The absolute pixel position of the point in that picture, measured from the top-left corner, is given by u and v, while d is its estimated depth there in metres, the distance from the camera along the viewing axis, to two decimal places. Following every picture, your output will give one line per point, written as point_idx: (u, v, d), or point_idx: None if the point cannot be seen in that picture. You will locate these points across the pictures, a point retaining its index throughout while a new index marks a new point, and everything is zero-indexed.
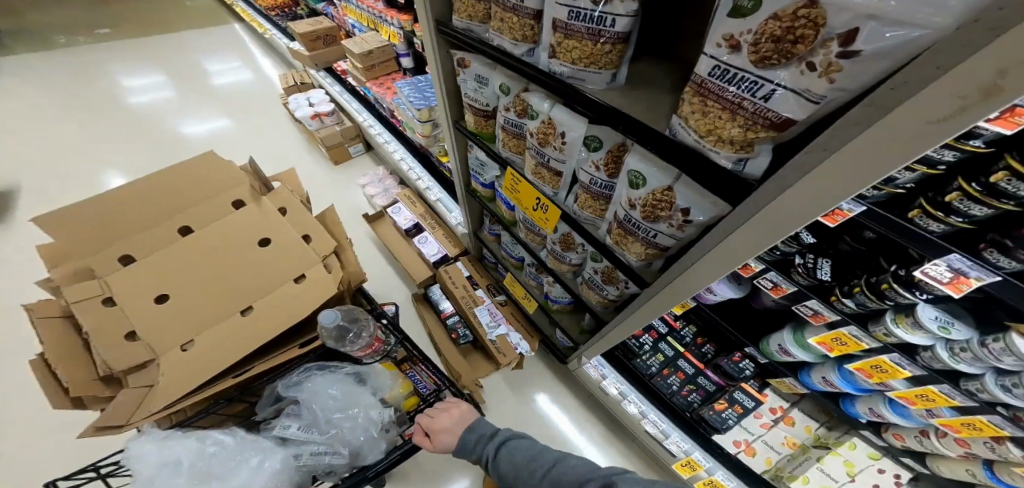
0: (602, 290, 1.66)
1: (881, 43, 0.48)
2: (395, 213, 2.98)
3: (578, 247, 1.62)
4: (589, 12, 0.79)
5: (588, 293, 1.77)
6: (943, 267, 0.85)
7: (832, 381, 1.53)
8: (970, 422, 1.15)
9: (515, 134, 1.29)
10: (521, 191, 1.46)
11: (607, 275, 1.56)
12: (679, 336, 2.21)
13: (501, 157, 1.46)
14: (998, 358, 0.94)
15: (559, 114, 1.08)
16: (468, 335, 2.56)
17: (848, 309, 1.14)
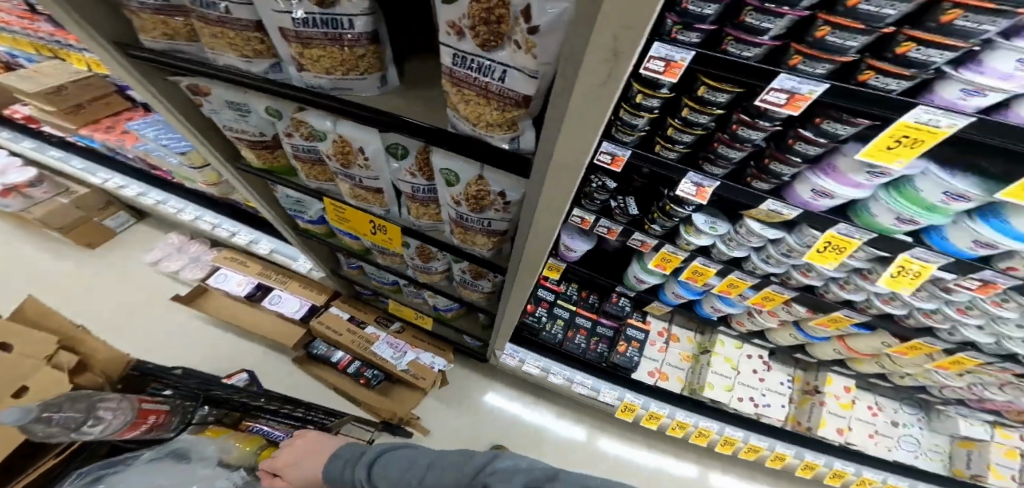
0: (476, 285, 1.67)
1: (549, 18, 0.60)
2: (218, 283, 2.50)
3: (439, 254, 1.58)
4: (317, 17, 0.74)
5: (468, 293, 1.78)
6: (691, 184, 1.13)
7: (681, 295, 1.87)
8: (769, 296, 1.67)
9: (314, 157, 1.21)
10: (350, 216, 1.40)
11: (474, 273, 1.56)
12: (569, 297, 2.38)
13: (314, 189, 1.40)
14: (748, 239, 1.36)
15: (346, 130, 1.01)
16: (378, 374, 2.43)
17: (656, 232, 1.54)
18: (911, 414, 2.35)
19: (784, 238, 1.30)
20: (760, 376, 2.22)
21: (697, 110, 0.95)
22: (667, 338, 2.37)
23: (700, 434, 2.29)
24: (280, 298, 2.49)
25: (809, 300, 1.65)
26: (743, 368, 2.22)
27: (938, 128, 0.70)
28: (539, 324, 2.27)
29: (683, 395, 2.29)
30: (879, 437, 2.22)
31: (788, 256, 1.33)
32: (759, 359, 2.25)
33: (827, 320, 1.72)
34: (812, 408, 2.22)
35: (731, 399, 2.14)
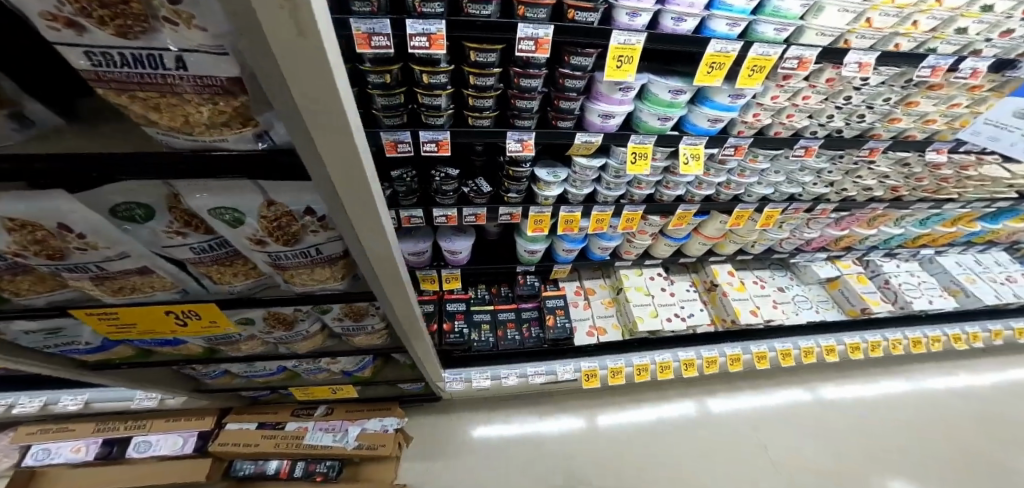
0: (363, 327, 1.44)
1: None
2: (40, 463, 1.82)
3: (310, 312, 1.30)
4: None
5: (360, 340, 1.52)
6: (516, 142, 1.47)
7: (570, 248, 2.00)
8: (628, 217, 1.84)
9: (14, 268, 0.86)
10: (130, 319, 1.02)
11: (353, 314, 1.34)
12: (479, 299, 2.23)
13: (45, 307, 0.98)
14: (585, 174, 1.64)
15: (16, 209, 0.71)
16: (334, 464, 2.04)
17: (517, 199, 1.73)
18: (781, 276, 2.73)
19: (608, 165, 1.63)
20: (669, 294, 2.32)
21: (480, 74, 1.28)
22: (585, 295, 2.36)
23: (663, 367, 2.37)
24: (150, 443, 1.89)
25: (656, 208, 1.86)
26: (656, 292, 2.30)
27: (632, 42, 1.19)
28: (464, 338, 2.06)
29: (625, 339, 2.30)
30: (777, 303, 2.50)
31: (617, 178, 1.65)
32: (661, 279, 2.35)
33: (678, 221, 1.92)
34: (717, 301, 2.43)
35: (661, 324, 2.19)
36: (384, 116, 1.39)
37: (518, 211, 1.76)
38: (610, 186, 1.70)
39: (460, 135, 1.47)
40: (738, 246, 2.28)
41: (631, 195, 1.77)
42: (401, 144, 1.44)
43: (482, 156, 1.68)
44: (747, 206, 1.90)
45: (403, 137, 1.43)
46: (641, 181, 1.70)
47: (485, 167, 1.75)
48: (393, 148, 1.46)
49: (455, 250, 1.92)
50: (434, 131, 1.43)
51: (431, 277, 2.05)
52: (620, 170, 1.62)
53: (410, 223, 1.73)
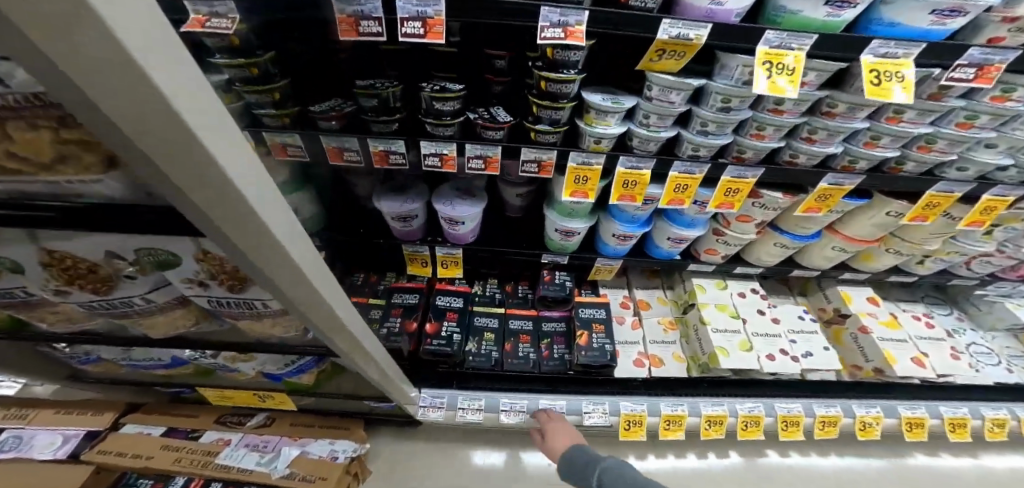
0: (255, 302, 0.82)
1: None
2: None
3: (146, 273, 0.75)
4: None
5: (252, 328, 0.92)
6: (553, 24, 0.79)
7: (625, 234, 1.22)
8: (731, 187, 1.06)
9: None
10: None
11: (225, 278, 0.75)
12: (486, 298, 1.48)
13: None
14: (670, 102, 0.95)
15: None
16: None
17: (553, 138, 1.03)
18: (941, 312, 1.62)
19: (713, 91, 0.92)
20: (777, 318, 1.33)
21: None
22: (635, 309, 1.47)
23: (748, 424, 1.33)
24: (20, 441, 1.37)
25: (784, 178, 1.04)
26: (749, 313, 1.33)
27: None
28: (451, 349, 1.30)
29: (695, 381, 1.34)
30: (957, 352, 1.42)
31: (728, 114, 0.94)
32: (759, 297, 1.38)
33: (812, 205, 1.08)
34: (845, 340, 1.45)
35: (761, 361, 1.23)
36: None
37: (553, 158, 1.05)
38: (714, 127, 0.97)
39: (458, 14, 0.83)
40: (899, 263, 1.36)
41: (740, 150, 1.02)
42: (365, 23, 0.85)
43: (504, 68, 1.05)
44: (952, 187, 1.06)
45: (367, 10, 0.84)
46: (766, 125, 0.94)
47: (510, 91, 1.10)
48: (351, 31, 0.86)
49: (456, 219, 1.24)
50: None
51: (421, 258, 1.38)
52: (732, 98, 0.91)
53: (386, 166, 1.09)
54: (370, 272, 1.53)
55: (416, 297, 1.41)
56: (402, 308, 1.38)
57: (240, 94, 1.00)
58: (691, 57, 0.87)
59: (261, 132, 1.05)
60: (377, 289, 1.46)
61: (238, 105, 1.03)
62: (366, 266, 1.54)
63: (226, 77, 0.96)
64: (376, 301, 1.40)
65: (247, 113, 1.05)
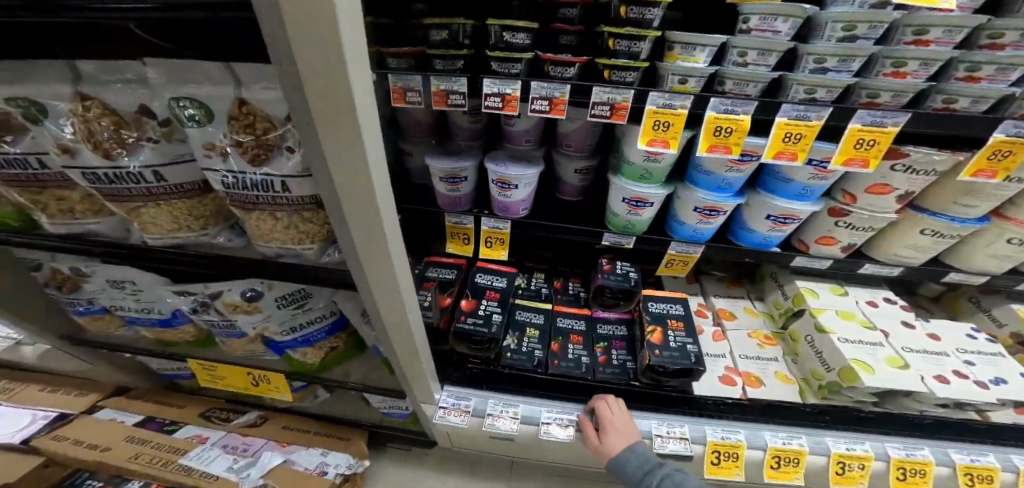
0: (272, 187, 0.66)
1: None
2: None
3: (174, 139, 0.67)
4: None
5: (267, 243, 0.75)
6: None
7: (710, 207, 0.99)
8: (862, 138, 0.80)
9: None
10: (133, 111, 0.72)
11: (256, 148, 0.62)
12: (531, 293, 1.25)
13: None
14: (774, 31, 0.80)
15: None
16: None
17: (631, 77, 0.86)
18: None
19: (830, 20, 0.78)
20: (934, 334, 1.00)
21: None
22: (716, 319, 1.18)
23: (909, 472, 0.97)
24: None
25: (949, 128, 0.77)
26: (888, 324, 1.01)
27: None
28: (488, 331, 1.05)
29: (813, 410, 1.01)
30: None
31: (854, 43, 0.78)
32: (898, 307, 1.06)
33: (983, 167, 0.81)
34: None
35: (927, 382, 0.89)
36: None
37: (630, 100, 0.85)
38: (836, 63, 0.79)
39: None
40: None
41: (872, 95, 0.82)
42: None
43: (575, 17, 0.94)
44: None
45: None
46: (908, 58, 0.77)
47: (581, 45, 0.96)
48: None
49: (510, 183, 1.04)
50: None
51: (463, 233, 1.16)
52: (856, 24, 0.77)
53: (445, 107, 0.93)
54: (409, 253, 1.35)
55: (454, 273, 1.19)
56: (436, 282, 1.16)
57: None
58: None
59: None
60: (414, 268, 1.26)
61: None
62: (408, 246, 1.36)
63: None
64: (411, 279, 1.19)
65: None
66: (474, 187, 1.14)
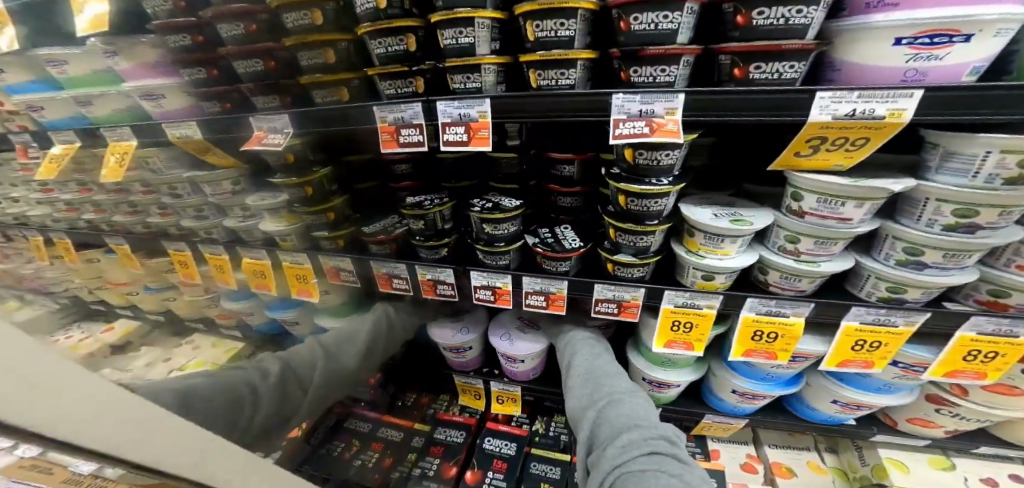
0: None
1: None
2: None
3: None
4: None
5: None
6: (632, 114, 0.57)
7: (752, 393, 0.69)
8: (977, 348, 0.52)
9: None
10: (246, 271, 1.05)
11: None
12: (552, 443, 1.02)
13: None
14: (840, 217, 0.54)
15: None
16: None
17: (638, 272, 0.70)
18: None
19: (931, 195, 0.50)
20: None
21: None
22: (767, 478, 0.71)
23: None
24: None
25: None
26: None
27: None
28: None
29: None
30: None
31: (972, 237, 0.48)
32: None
33: None
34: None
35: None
36: (383, 83, 0.69)
37: (640, 298, 0.69)
38: (942, 258, 0.51)
39: (510, 111, 0.64)
40: None
41: (997, 292, 0.50)
42: (405, 130, 0.68)
43: (574, 175, 0.78)
44: None
45: (409, 116, 0.67)
46: None
47: (589, 204, 0.81)
48: (392, 141, 0.69)
49: (516, 359, 0.90)
50: (464, 97, 0.64)
51: (473, 389, 1.12)
52: (978, 209, 0.47)
53: (434, 295, 0.87)
54: (423, 391, 1.23)
55: (461, 437, 1.05)
56: (444, 447, 1.03)
57: (302, 215, 0.89)
58: (879, 146, 0.50)
59: (318, 255, 0.93)
60: (427, 415, 1.15)
61: (300, 225, 0.92)
62: (420, 383, 1.25)
63: (285, 197, 0.87)
64: (422, 426, 1.10)
65: (311, 240, 0.94)
66: (480, 351, 1.05)
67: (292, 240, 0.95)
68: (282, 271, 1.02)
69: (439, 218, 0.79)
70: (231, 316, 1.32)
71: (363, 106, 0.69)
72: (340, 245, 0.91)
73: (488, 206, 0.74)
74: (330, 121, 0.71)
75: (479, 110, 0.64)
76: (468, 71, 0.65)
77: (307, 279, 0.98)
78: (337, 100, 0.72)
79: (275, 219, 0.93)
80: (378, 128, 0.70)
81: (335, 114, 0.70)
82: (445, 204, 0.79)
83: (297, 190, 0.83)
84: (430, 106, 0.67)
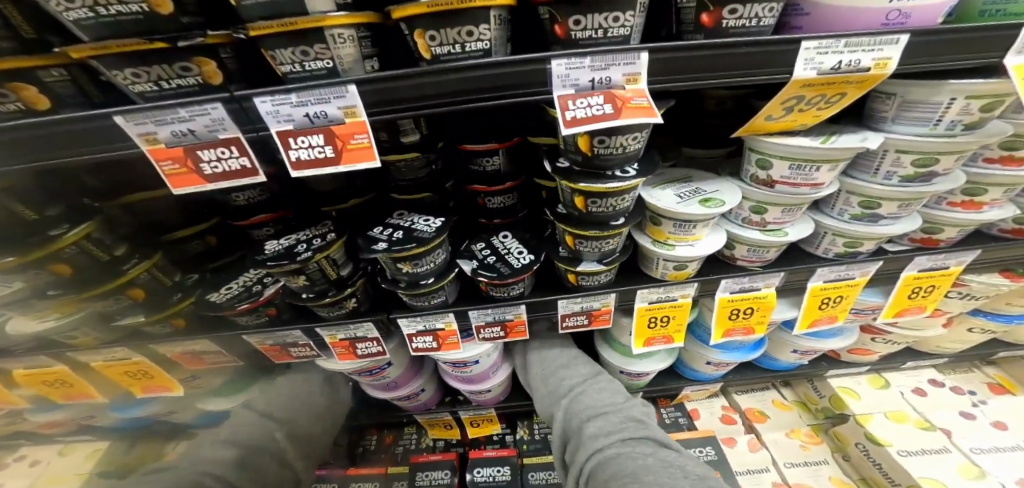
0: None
1: None
2: None
3: None
4: None
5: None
6: (581, 87, 0.40)
7: (725, 362, 0.78)
8: (916, 286, 0.60)
9: None
10: (30, 384, 0.68)
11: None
12: (540, 447, 0.95)
13: None
14: (812, 183, 0.49)
15: None
16: None
17: (604, 276, 0.59)
18: None
19: (890, 146, 0.46)
20: (1001, 423, 0.80)
21: None
22: (746, 424, 0.89)
23: None
24: None
25: (1005, 258, 0.57)
26: (944, 418, 0.82)
27: None
28: None
29: None
30: None
31: (927, 186, 0.47)
32: (947, 390, 0.89)
33: None
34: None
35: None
36: (115, 73, 0.36)
37: (612, 303, 0.61)
38: (896, 208, 0.50)
39: (393, 103, 0.40)
40: None
41: (930, 229, 0.54)
42: (207, 151, 0.40)
43: (500, 168, 0.62)
44: None
45: (204, 129, 0.39)
46: (990, 186, 0.49)
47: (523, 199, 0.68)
48: (192, 174, 0.41)
49: (483, 390, 0.85)
50: (308, 85, 0.37)
51: (444, 421, 0.97)
52: (936, 156, 0.44)
53: (355, 358, 0.66)
54: (387, 428, 1.04)
55: (448, 479, 0.87)
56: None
57: (81, 301, 0.54)
58: (847, 102, 0.45)
59: (148, 345, 0.62)
60: (398, 456, 0.97)
61: (86, 313, 0.57)
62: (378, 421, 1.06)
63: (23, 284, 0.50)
64: (398, 469, 0.90)
65: (123, 326, 0.60)
66: (437, 384, 0.93)
67: (91, 334, 0.60)
68: (96, 369, 0.67)
69: (325, 266, 0.55)
70: (53, 429, 0.88)
71: (94, 116, 0.36)
72: (179, 324, 0.63)
73: (399, 237, 0.54)
74: (44, 153, 0.38)
75: (340, 104, 0.39)
76: (299, 41, 0.37)
77: (149, 374, 0.68)
78: (21, 109, 0.38)
79: (36, 314, 0.56)
80: (147, 157, 0.39)
81: (30, 135, 0.37)
82: (331, 246, 0.54)
83: (36, 273, 0.48)
84: (240, 105, 0.38)
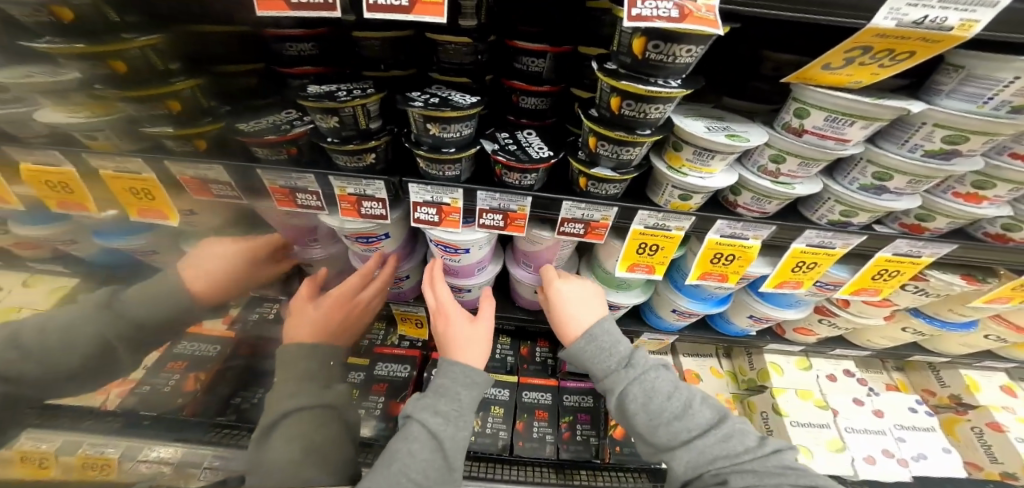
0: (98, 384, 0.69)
1: None
2: None
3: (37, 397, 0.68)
4: None
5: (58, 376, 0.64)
6: None
7: (689, 312, 0.85)
8: (883, 269, 0.65)
9: None
10: (30, 182, 0.65)
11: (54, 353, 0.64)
12: (498, 366, 1.08)
13: None
14: (839, 139, 0.51)
15: None
16: None
17: (614, 188, 0.62)
18: None
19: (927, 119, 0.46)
20: (880, 411, 0.96)
21: None
22: None
23: None
24: None
25: (969, 259, 0.62)
26: (840, 401, 0.96)
27: None
28: None
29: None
30: None
31: (946, 164, 0.49)
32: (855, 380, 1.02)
33: (1005, 294, 0.68)
34: (962, 433, 1.00)
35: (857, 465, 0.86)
36: None
37: (611, 218, 0.64)
38: (903, 184, 0.53)
39: None
40: None
41: (922, 217, 0.58)
42: None
43: (544, 72, 0.60)
44: None
45: None
46: (997, 179, 0.51)
47: (557, 108, 0.68)
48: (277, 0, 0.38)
49: (464, 288, 0.90)
50: None
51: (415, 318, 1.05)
52: (967, 135, 0.46)
53: (357, 217, 0.67)
54: None
55: (406, 372, 1.00)
56: (389, 383, 0.97)
57: (116, 101, 0.53)
58: (910, 61, 0.44)
59: (164, 162, 0.60)
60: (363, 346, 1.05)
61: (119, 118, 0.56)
62: None
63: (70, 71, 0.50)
64: (357, 360, 1.00)
65: (149, 137, 0.60)
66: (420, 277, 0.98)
67: (109, 138, 0.60)
68: (102, 180, 0.65)
69: (360, 115, 0.54)
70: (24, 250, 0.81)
71: None
72: (200, 147, 0.61)
73: (436, 102, 0.53)
74: None
75: None
76: None
77: (151, 194, 0.66)
78: None
79: (68, 108, 0.56)
80: None
81: None
82: (370, 98, 0.53)
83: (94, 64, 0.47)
84: None
